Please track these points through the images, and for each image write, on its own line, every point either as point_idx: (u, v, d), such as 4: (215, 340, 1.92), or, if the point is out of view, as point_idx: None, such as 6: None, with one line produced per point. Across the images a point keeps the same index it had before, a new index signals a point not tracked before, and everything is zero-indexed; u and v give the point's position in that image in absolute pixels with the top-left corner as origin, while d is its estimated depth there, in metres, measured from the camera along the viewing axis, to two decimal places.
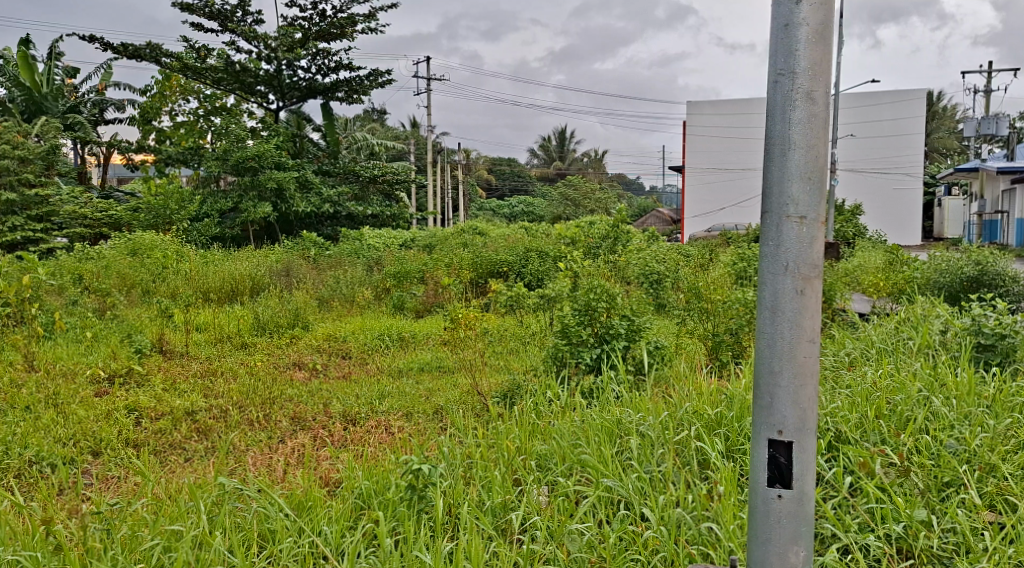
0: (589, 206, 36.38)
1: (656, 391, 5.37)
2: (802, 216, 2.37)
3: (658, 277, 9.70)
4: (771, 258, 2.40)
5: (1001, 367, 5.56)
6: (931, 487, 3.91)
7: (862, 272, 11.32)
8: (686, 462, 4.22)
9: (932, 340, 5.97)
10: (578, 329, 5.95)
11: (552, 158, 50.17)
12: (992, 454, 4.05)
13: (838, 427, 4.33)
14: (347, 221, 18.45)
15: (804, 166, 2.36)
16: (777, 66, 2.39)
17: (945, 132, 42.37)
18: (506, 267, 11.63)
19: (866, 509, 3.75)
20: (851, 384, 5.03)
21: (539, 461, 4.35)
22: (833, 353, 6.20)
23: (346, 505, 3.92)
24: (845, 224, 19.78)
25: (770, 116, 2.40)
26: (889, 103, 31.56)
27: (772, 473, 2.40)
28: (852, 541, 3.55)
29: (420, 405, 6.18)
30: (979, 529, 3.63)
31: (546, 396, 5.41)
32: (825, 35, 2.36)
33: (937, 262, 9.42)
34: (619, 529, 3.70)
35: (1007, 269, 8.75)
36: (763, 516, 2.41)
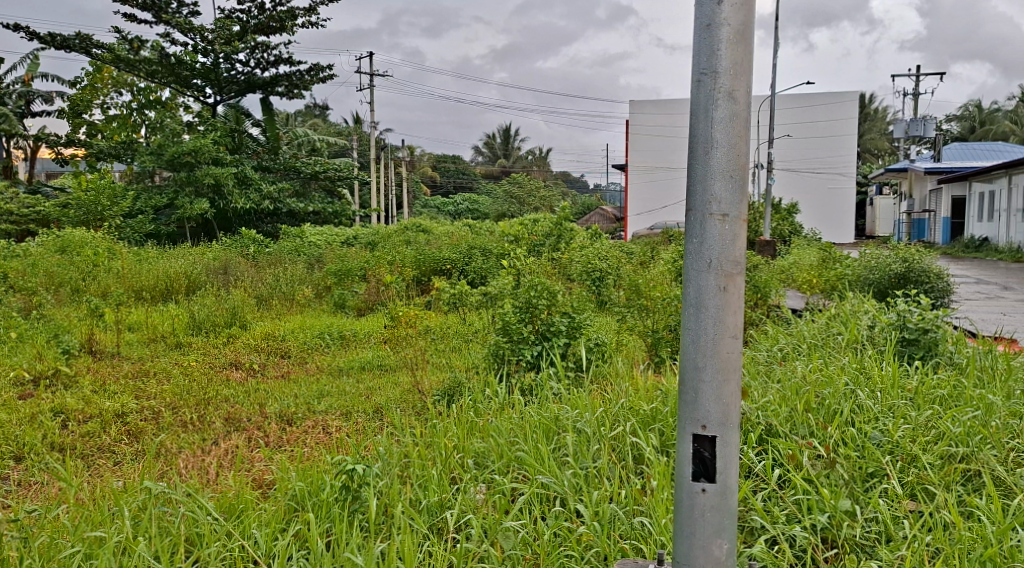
0: (533, 204, 36.52)
1: (594, 387, 5.43)
2: (724, 213, 2.40)
3: (600, 275, 9.78)
4: (695, 255, 2.43)
5: (923, 360, 5.73)
6: (856, 478, 4.01)
7: (797, 269, 11.58)
8: (622, 458, 4.26)
9: (860, 334, 6.13)
10: (518, 327, 5.93)
11: (497, 156, 50.30)
12: (913, 445, 4.16)
13: (768, 421, 4.42)
14: (287, 218, 18.19)
15: (726, 164, 2.39)
16: (699, 66, 2.41)
17: (876, 133, 43.61)
18: (450, 265, 11.61)
19: (793, 500, 3.83)
20: (782, 378, 5.16)
21: (476, 460, 4.33)
22: (766, 348, 6.32)
23: (279, 507, 3.86)
24: (781, 223, 20.17)
25: (693, 115, 2.43)
26: (823, 105, 32.42)
27: (696, 467, 2.43)
28: (778, 532, 3.63)
29: (360, 405, 6.11)
30: (900, 517, 3.73)
31: (484, 394, 5.41)
32: (746, 37, 2.40)
33: (866, 258, 9.66)
34: (553, 526, 3.70)
35: (932, 265, 9.03)
36: (687, 510, 2.44)
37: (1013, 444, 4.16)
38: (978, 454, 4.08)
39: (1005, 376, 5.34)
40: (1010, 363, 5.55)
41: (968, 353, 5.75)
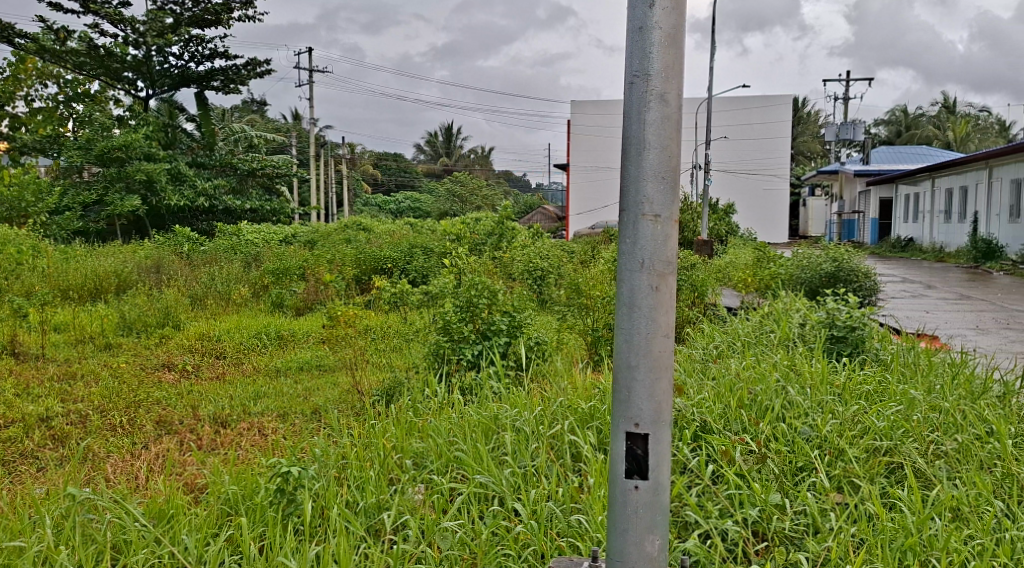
0: (474, 202, 36.54)
1: (533, 386, 5.46)
2: (656, 214, 2.43)
3: (542, 274, 9.80)
4: (628, 255, 2.45)
5: (851, 356, 5.89)
6: (787, 472, 4.10)
7: (733, 268, 11.78)
8: (560, 457, 4.28)
9: (791, 332, 6.27)
10: (459, 326, 5.92)
11: (439, 154, 50.15)
12: (841, 439, 4.28)
13: (703, 418, 4.49)
14: (223, 215, 17.85)
15: (658, 166, 2.42)
16: (632, 69, 2.44)
17: (809, 136, 44.68)
18: (391, 264, 11.52)
19: (726, 495, 3.90)
20: (716, 375, 5.26)
21: (415, 460, 4.31)
22: (702, 346, 6.41)
23: (211, 511, 3.78)
24: (718, 223, 20.51)
25: (626, 117, 2.45)
26: (758, 107, 33.27)
27: (629, 465, 2.46)
28: (711, 526, 3.69)
29: (298, 406, 6.04)
30: (827, 510, 3.83)
31: (424, 394, 5.39)
32: (677, 40, 2.43)
33: (799, 258, 9.87)
34: (491, 525, 3.70)
35: (860, 264, 9.30)
36: (620, 507, 2.47)
37: (933, 437, 4.30)
38: (901, 447, 4.21)
39: (928, 371, 5.51)
40: (931, 359, 5.72)
41: (892, 350, 5.93)
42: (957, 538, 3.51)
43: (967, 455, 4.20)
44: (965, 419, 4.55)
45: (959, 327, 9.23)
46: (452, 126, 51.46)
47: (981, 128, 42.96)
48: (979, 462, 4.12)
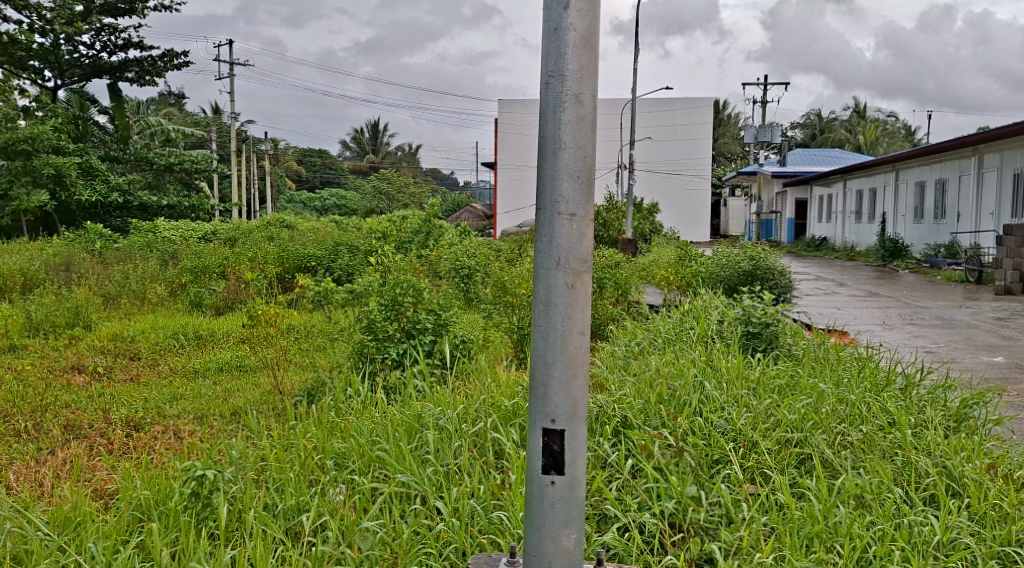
0: (402, 200, 36.38)
1: (458, 384, 5.47)
2: (572, 213, 2.43)
3: (468, 272, 9.79)
4: (544, 253, 2.45)
5: (766, 352, 6.07)
6: (703, 464, 4.20)
7: (656, 266, 12.00)
8: (482, 454, 4.29)
9: (709, 329, 6.41)
10: (384, 324, 5.88)
11: (365, 151, 49.64)
12: (754, 432, 4.40)
13: (624, 414, 4.57)
14: (138, 212, 17.35)
15: (574, 166, 2.42)
16: (548, 69, 2.43)
17: (729, 139, 45.80)
18: (315, 262, 11.42)
19: (644, 488, 3.98)
20: (637, 371, 5.37)
21: (337, 460, 4.27)
22: (624, 343, 6.50)
23: (122, 518, 3.69)
24: (641, 222, 20.85)
25: (542, 118, 2.44)
26: (682, 111, 34.01)
27: (546, 460, 2.46)
28: (629, 519, 3.76)
29: (216, 408, 5.92)
30: (741, 500, 3.93)
31: (346, 393, 5.34)
32: (592, 42, 2.43)
33: (719, 257, 10.10)
34: (413, 524, 3.67)
35: (776, 264, 9.61)
36: (537, 502, 2.47)
37: (840, 428, 4.48)
38: (810, 439, 4.37)
39: (837, 365, 5.71)
40: (840, 354, 5.96)
41: (804, 345, 6.13)
42: (861, 524, 3.64)
43: (872, 445, 4.38)
44: (870, 411, 4.75)
45: (867, 323, 9.58)
46: (379, 124, 51.04)
47: (888, 132, 44.66)
48: (882, 451, 4.30)
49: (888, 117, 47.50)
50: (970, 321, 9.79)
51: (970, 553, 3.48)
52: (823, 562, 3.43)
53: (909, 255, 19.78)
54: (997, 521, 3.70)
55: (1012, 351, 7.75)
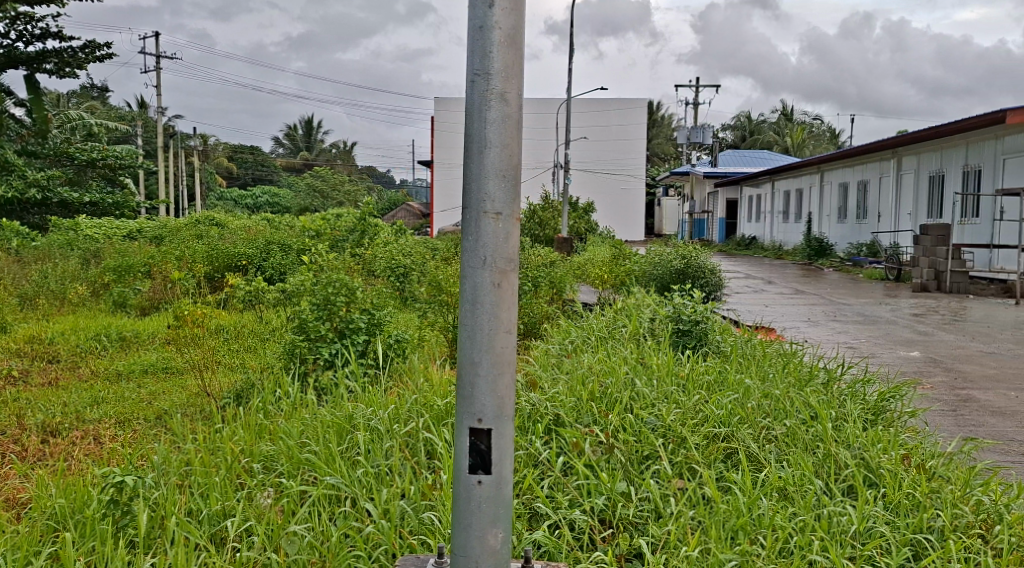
0: (336, 198, 35.99)
1: (390, 384, 5.42)
2: (498, 212, 2.39)
3: (405, 271, 9.77)
4: (470, 253, 2.41)
5: (695, 349, 6.17)
6: (633, 460, 4.24)
7: (591, 264, 12.09)
8: (414, 453, 4.25)
9: (641, 327, 6.49)
10: (316, 324, 5.79)
11: (298, 149, 48.99)
12: (683, 428, 4.47)
13: (556, 413, 4.59)
14: (59, 209, 16.81)
15: (500, 164, 2.38)
16: (472, 67, 2.39)
17: (663, 140, 46.46)
18: (245, 261, 11.18)
19: (575, 485, 4.01)
20: (569, 369, 5.42)
21: (264, 463, 4.18)
22: (558, 341, 6.53)
23: (35, 527, 3.58)
24: (577, 221, 21.04)
25: (468, 117, 2.40)
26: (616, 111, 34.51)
27: (473, 459, 2.43)
28: (560, 517, 3.77)
29: (140, 411, 5.77)
30: (668, 495, 3.98)
31: (275, 395, 5.25)
32: (516, 41, 2.40)
33: (651, 256, 10.23)
34: (341, 527, 3.59)
35: (707, 262, 9.78)
36: (464, 502, 2.43)
37: (765, 422, 4.58)
38: (737, 434, 4.45)
39: (762, 360, 5.84)
40: (766, 350, 6.09)
41: (731, 342, 6.26)
42: (783, 515, 3.71)
43: (794, 439, 4.49)
44: (793, 405, 4.88)
45: (793, 320, 9.81)
46: (313, 120, 50.42)
47: (815, 135, 45.83)
48: (805, 444, 4.40)
49: (814, 120, 48.72)
50: (889, 318, 10.10)
51: (885, 541, 3.57)
52: (747, 554, 3.49)
53: (833, 253, 20.34)
54: (910, 509, 3.80)
55: (928, 346, 8.01)
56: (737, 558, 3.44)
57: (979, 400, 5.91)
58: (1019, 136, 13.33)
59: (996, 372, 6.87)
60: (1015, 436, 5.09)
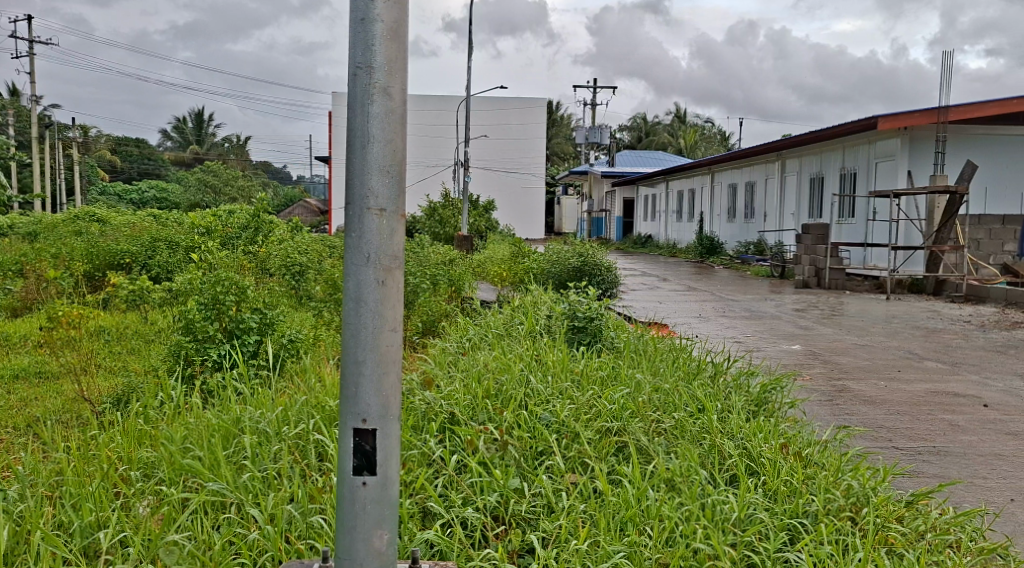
0: (229, 194, 35.05)
1: (281, 385, 5.30)
2: (382, 208, 2.35)
3: (300, 269, 9.46)
4: (354, 249, 2.36)
5: (590, 345, 6.25)
6: (527, 456, 4.26)
7: (489, 262, 12.12)
8: (305, 456, 4.12)
9: (537, 324, 6.54)
10: (204, 324, 5.61)
11: (188, 142, 47.52)
12: (576, 423, 4.52)
13: (452, 411, 4.56)
14: None
15: (383, 160, 2.34)
16: (355, 60, 2.34)
17: (562, 140, 47.07)
18: (129, 259, 10.75)
19: (469, 483, 3.99)
20: (466, 366, 5.42)
21: (143, 470, 4.01)
22: (456, 338, 6.50)
23: None
24: (476, 218, 21.09)
25: (350, 110, 2.35)
26: (516, 110, 36.43)
27: (358, 461, 2.38)
28: (452, 515, 3.74)
29: (11, 419, 5.46)
30: (561, 490, 4.00)
31: (157, 398, 5.05)
32: (400, 35, 2.36)
33: (549, 254, 10.35)
34: (225, 534, 3.46)
35: (603, 260, 9.97)
36: (348, 504, 2.38)
37: (655, 415, 4.70)
38: (628, 427, 4.53)
39: (654, 356, 5.96)
40: (657, 345, 6.23)
41: (625, 338, 6.37)
42: (670, 505, 3.78)
43: (682, 431, 4.60)
44: (681, 398, 5.02)
45: (685, 315, 10.07)
46: (204, 114, 48.95)
47: (708, 137, 47.25)
48: (692, 436, 4.52)
49: (706, 123, 50.21)
50: (774, 313, 10.46)
51: (764, 527, 3.68)
52: (635, 544, 3.55)
53: (723, 252, 20.95)
54: (787, 495, 3.94)
55: (808, 340, 8.34)
56: (626, 549, 3.49)
57: (854, 390, 6.17)
58: (890, 141, 14.04)
59: (869, 363, 7.19)
60: (883, 423, 5.34)
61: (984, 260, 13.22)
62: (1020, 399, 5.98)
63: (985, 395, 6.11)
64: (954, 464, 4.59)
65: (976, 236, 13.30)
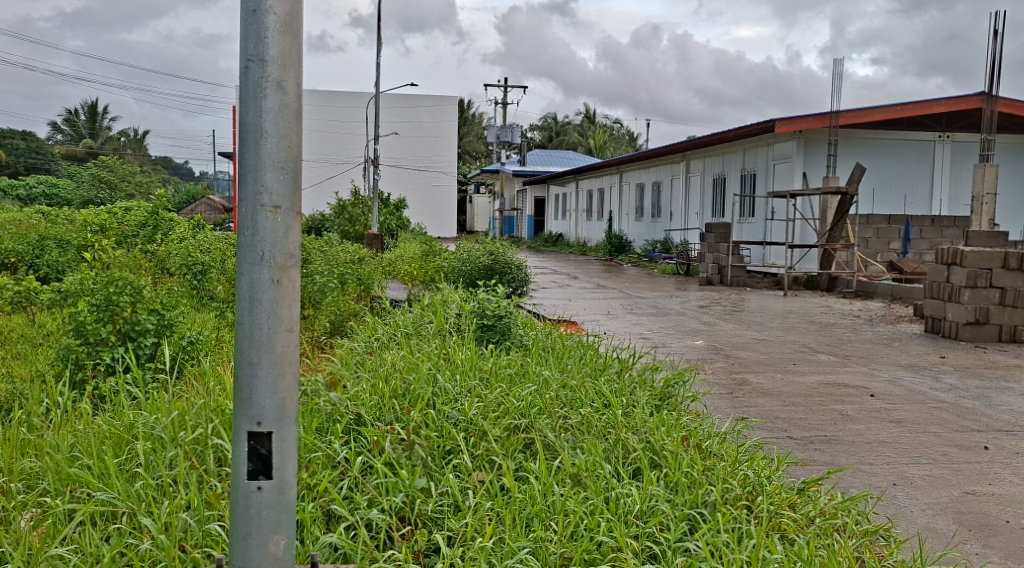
0: (126, 190, 33.69)
1: (178, 389, 5.13)
2: (276, 205, 2.29)
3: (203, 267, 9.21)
4: (247, 248, 2.29)
5: (498, 343, 6.26)
6: (435, 456, 4.23)
7: (399, 260, 12.03)
8: (202, 462, 3.97)
9: (447, 322, 6.50)
10: (96, 327, 5.37)
11: (81, 136, 45.57)
12: (484, 421, 4.51)
13: (358, 412, 4.50)
14: None
15: (277, 155, 2.28)
16: (246, 53, 2.27)
17: (473, 138, 47.15)
18: (16, 258, 10.23)
19: (374, 485, 3.92)
20: (372, 366, 5.36)
21: (27, 482, 3.83)
22: (364, 338, 6.42)
23: None
24: (386, 216, 20.94)
25: (242, 104, 2.27)
26: (427, 107, 36.42)
27: (253, 465, 2.31)
28: (356, 518, 3.67)
29: None
30: (468, 489, 3.98)
31: (42, 405, 4.80)
32: (294, 28, 2.31)
33: (460, 252, 10.35)
34: (114, 546, 3.33)
35: (513, 259, 10.02)
36: (241, 510, 2.32)
37: (562, 412, 4.74)
38: (536, 425, 4.55)
39: (562, 353, 6.01)
40: (564, 343, 6.29)
41: (533, 335, 6.43)
42: (574, 500, 3.81)
43: (588, 426, 4.66)
44: (587, 394, 5.08)
45: (593, 312, 10.19)
46: (98, 106, 47.04)
47: (615, 137, 48.08)
48: (598, 431, 4.57)
49: (614, 123, 51.06)
50: (679, 310, 10.68)
51: (665, 518, 3.74)
52: (541, 540, 3.56)
53: (631, 250, 21.31)
54: (688, 487, 4.02)
55: (711, 336, 8.52)
56: (531, 546, 3.49)
57: (752, 383, 6.35)
58: (786, 143, 14.54)
59: (766, 357, 7.42)
60: (779, 414, 5.51)
61: (872, 257, 13.84)
62: (903, 389, 6.26)
63: (873, 385, 6.37)
64: (843, 452, 4.77)
65: (866, 235, 13.95)
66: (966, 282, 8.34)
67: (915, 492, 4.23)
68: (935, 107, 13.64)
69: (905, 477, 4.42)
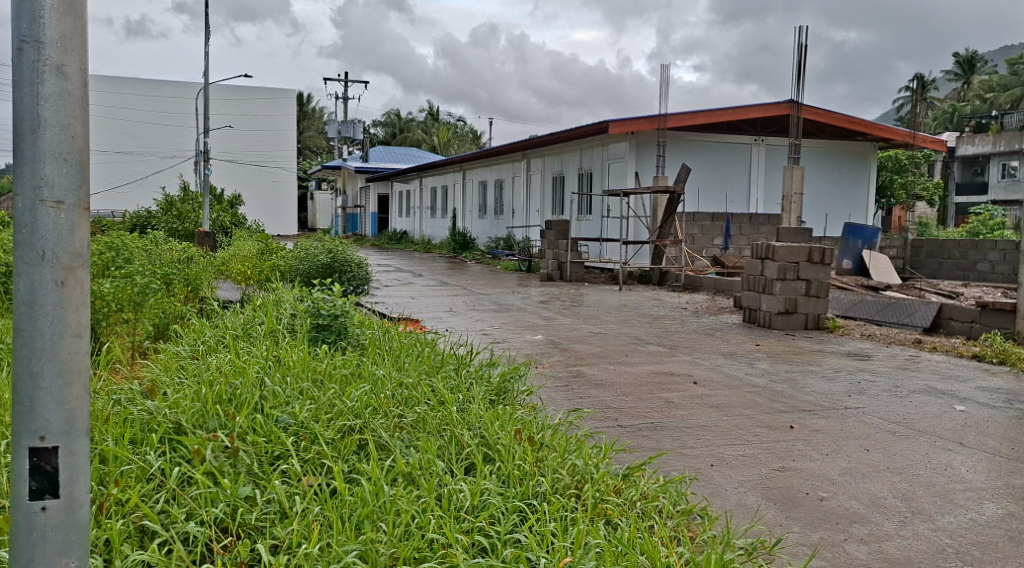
0: None
1: None
2: (59, 201, 2.10)
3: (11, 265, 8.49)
4: (25, 246, 2.09)
5: (333, 343, 6.09)
6: (261, 462, 4.06)
7: (233, 258, 11.55)
8: None
9: (278, 324, 6.28)
10: None
11: None
12: (315, 424, 4.37)
13: (177, 420, 4.24)
14: None
15: (58, 146, 2.10)
16: (20, 34, 2.08)
17: (313, 135, 46.17)
18: None
19: (193, 496, 3.70)
20: (195, 371, 5.09)
21: None
22: (188, 342, 6.07)
23: None
24: (220, 214, 20.11)
25: (15, 87, 2.07)
26: (264, 100, 35.48)
27: (37, 483, 2.11)
28: (171, 533, 3.45)
29: None
30: (294, 494, 3.83)
31: None
32: (77, 8, 2.13)
33: (298, 250, 10.05)
34: None
35: (353, 256, 9.85)
36: (23, 534, 2.12)
37: (397, 412, 4.67)
38: (369, 425, 4.46)
39: (399, 351, 5.92)
40: (402, 342, 6.21)
41: (370, 334, 6.31)
42: (405, 499, 3.75)
43: (423, 424, 4.61)
44: (423, 392, 5.04)
45: (435, 310, 10.15)
46: None
47: (459, 136, 48.33)
48: (432, 429, 4.54)
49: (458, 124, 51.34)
50: (518, 306, 10.80)
51: (496, 511, 3.74)
52: (371, 541, 3.45)
53: (473, 248, 21.39)
54: (520, 479, 4.04)
55: (549, 330, 8.66)
56: (360, 548, 3.37)
57: (586, 375, 6.50)
58: (618, 143, 15.03)
59: (600, 349, 7.61)
60: (611, 404, 5.66)
61: (697, 253, 14.50)
62: (723, 376, 6.58)
63: (696, 373, 6.66)
64: (667, 437, 4.95)
65: (691, 231, 14.62)
66: (777, 275, 8.87)
67: (728, 472, 4.43)
68: (750, 113, 14.38)
69: (720, 458, 4.63)
